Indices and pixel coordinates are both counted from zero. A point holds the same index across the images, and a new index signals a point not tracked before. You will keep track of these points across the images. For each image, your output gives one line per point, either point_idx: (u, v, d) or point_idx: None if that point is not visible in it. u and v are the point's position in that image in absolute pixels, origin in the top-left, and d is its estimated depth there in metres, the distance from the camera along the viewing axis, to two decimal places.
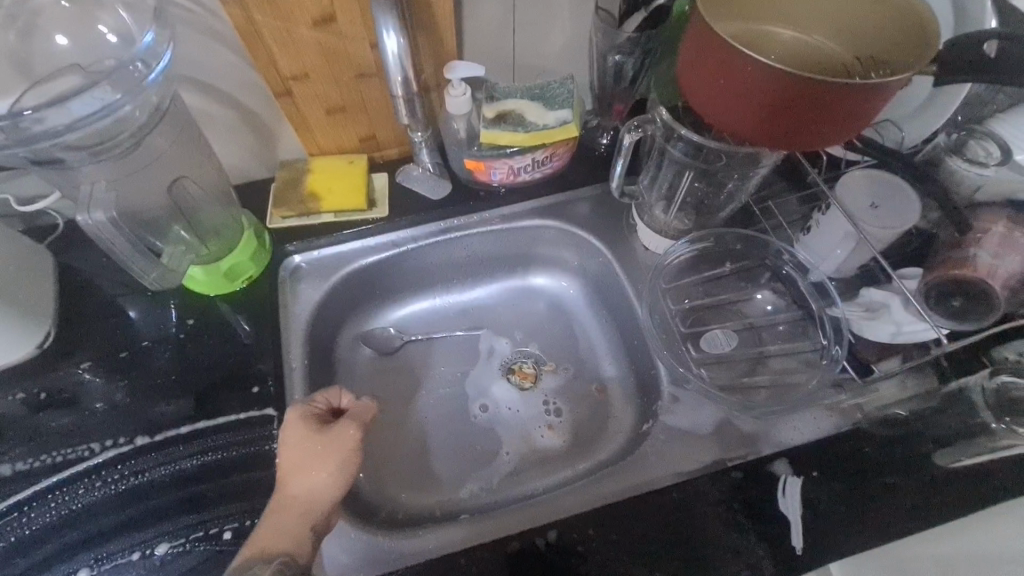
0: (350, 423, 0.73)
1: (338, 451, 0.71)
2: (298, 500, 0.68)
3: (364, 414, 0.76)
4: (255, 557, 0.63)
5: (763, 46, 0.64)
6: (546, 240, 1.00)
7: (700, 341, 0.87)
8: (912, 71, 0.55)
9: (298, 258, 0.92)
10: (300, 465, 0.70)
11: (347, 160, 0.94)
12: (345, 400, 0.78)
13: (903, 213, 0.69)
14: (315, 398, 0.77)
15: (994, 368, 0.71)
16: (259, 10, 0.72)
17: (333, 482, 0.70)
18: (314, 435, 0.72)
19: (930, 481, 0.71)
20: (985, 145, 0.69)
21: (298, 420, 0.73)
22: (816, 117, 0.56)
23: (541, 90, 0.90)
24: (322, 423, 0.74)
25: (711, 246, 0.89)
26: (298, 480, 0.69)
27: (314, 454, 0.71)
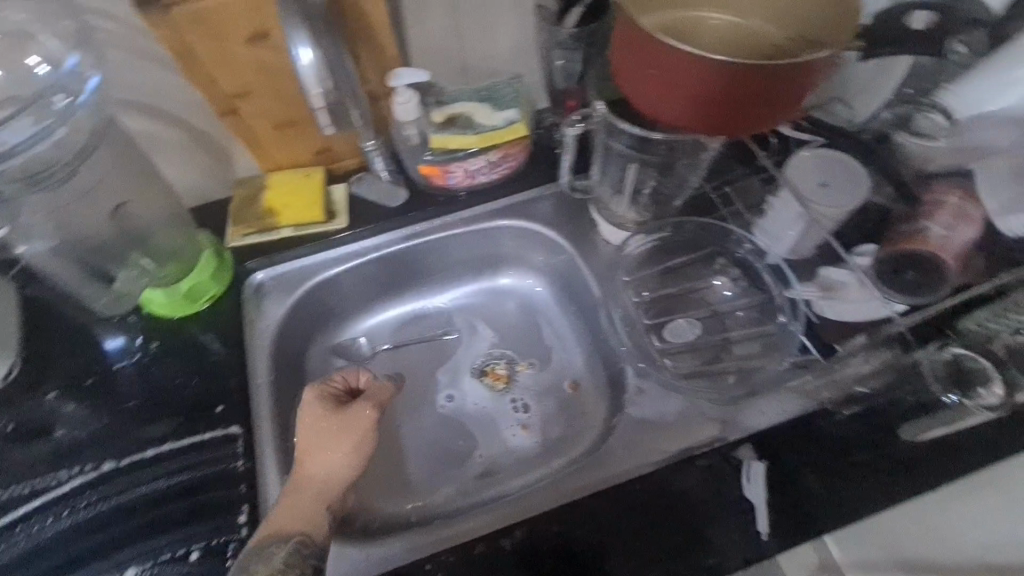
0: (367, 404, 0.70)
1: (356, 433, 0.69)
2: (314, 479, 0.67)
3: (380, 394, 0.73)
4: (272, 537, 0.63)
5: (699, 32, 0.64)
6: (509, 241, 0.96)
7: (664, 331, 0.82)
8: (831, 50, 0.55)
9: (261, 274, 0.88)
10: (315, 447, 0.68)
11: (302, 174, 0.90)
12: (364, 378, 0.75)
13: (856, 186, 0.71)
14: (333, 375, 0.75)
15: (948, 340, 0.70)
16: (189, 30, 0.67)
17: (350, 465, 0.68)
18: (331, 416, 0.70)
19: (888, 458, 0.69)
20: (932, 116, 0.73)
21: (311, 402, 0.71)
22: (746, 102, 0.57)
23: (489, 91, 0.85)
24: (338, 403, 0.72)
25: (669, 237, 0.84)
26: (314, 462, 0.67)
27: (330, 436, 0.69)
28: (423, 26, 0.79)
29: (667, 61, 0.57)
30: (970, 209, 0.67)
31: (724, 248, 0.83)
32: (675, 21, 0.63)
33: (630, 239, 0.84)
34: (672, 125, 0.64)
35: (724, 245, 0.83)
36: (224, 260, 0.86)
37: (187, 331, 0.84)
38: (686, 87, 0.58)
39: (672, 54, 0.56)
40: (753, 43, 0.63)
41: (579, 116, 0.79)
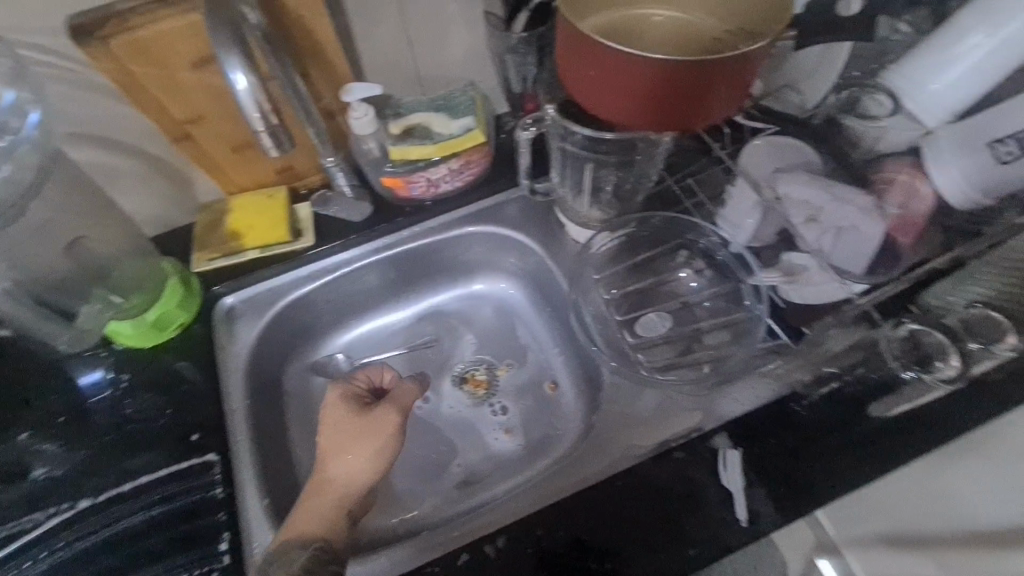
0: (390, 407, 0.73)
1: (379, 434, 0.72)
2: (336, 481, 0.70)
3: (404, 397, 0.76)
4: (293, 540, 0.65)
5: (642, 29, 0.65)
6: (480, 246, 0.96)
7: (636, 326, 0.83)
8: (764, 41, 0.56)
9: (230, 299, 0.87)
10: (339, 448, 0.71)
11: (265, 195, 0.89)
12: (388, 377, 0.79)
13: (809, 170, 0.72)
14: (357, 375, 0.78)
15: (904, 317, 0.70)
16: (132, 60, 0.67)
17: (371, 467, 0.70)
18: (356, 418, 0.72)
19: (861, 437, 0.71)
20: (877, 97, 0.73)
21: (337, 404, 0.74)
22: (687, 96, 0.59)
23: (444, 100, 0.85)
24: (363, 404, 0.75)
25: (635, 231, 0.84)
26: (337, 463, 0.70)
27: (353, 438, 0.71)
28: (374, 38, 0.80)
29: (608, 64, 0.58)
30: (919, 186, 0.68)
31: (689, 240, 0.84)
32: (617, 20, 0.64)
33: (595, 237, 0.85)
34: (625, 125, 0.66)
35: (689, 236, 0.84)
36: (191, 287, 0.85)
37: (157, 361, 0.84)
38: (629, 87, 0.59)
39: (610, 54, 0.57)
40: (695, 36, 0.64)
41: (532, 120, 0.79)
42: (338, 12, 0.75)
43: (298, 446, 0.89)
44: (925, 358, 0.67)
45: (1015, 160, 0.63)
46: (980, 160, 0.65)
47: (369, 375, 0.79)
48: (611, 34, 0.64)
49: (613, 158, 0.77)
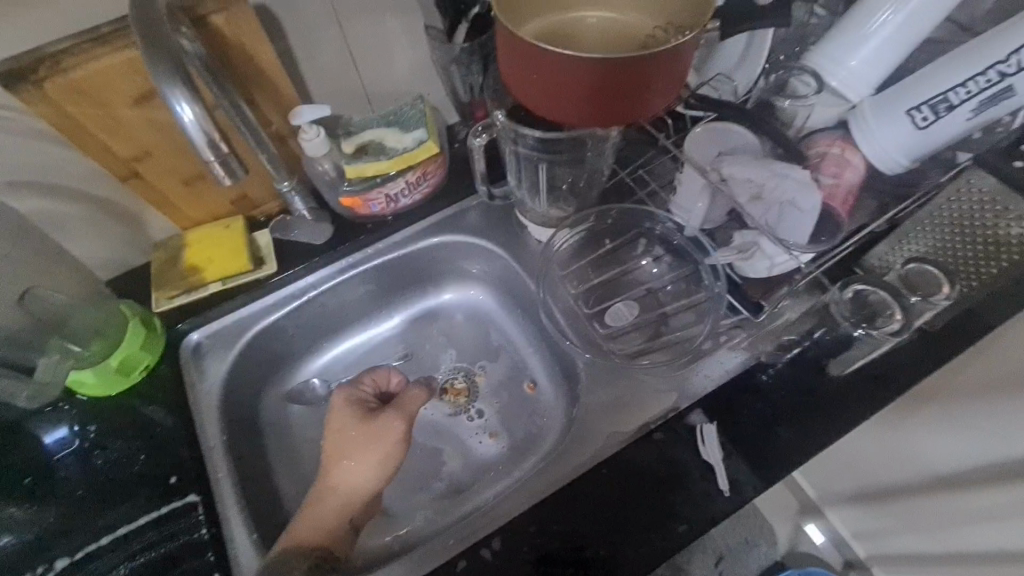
0: (396, 415, 0.77)
1: (384, 441, 0.76)
2: (339, 489, 0.74)
3: (409, 404, 0.80)
4: (294, 546, 0.69)
5: (579, 31, 0.68)
6: (445, 256, 0.97)
7: (605, 317, 0.85)
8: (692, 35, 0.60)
9: (196, 335, 0.86)
10: (342, 454, 0.75)
11: (222, 225, 0.88)
12: (395, 379, 0.86)
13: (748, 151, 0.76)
14: (363, 379, 0.84)
15: (847, 279, 0.72)
16: (70, 100, 0.65)
17: (374, 474, 0.75)
18: (362, 424, 0.77)
19: (823, 395, 0.76)
20: (803, 77, 0.77)
21: (342, 412, 0.79)
22: (627, 93, 0.62)
23: (395, 116, 0.85)
24: (368, 409, 0.80)
25: (593, 226, 0.88)
26: (341, 470, 0.75)
27: (358, 445, 0.76)
28: (317, 60, 0.80)
29: (552, 70, 0.61)
30: (850, 156, 0.73)
31: (645, 230, 0.88)
32: (553, 24, 0.68)
33: (555, 236, 0.87)
34: (574, 125, 0.68)
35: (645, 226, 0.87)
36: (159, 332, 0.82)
37: (125, 407, 0.81)
38: (573, 90, 0.62)
39: (551, 59, 0.60)
40: (630, 32, 0.67)
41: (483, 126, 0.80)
42: (279, 37, 0.75)
43: (282, 476, 0.88)
44: (871, 315, 0.71)
45: (932, 122, 0.68)
46: (900, 125, 0.70)
47: (374, 381, 0.84)
48: (548, 38, 0.67)
49: (563, 156, 0.79)
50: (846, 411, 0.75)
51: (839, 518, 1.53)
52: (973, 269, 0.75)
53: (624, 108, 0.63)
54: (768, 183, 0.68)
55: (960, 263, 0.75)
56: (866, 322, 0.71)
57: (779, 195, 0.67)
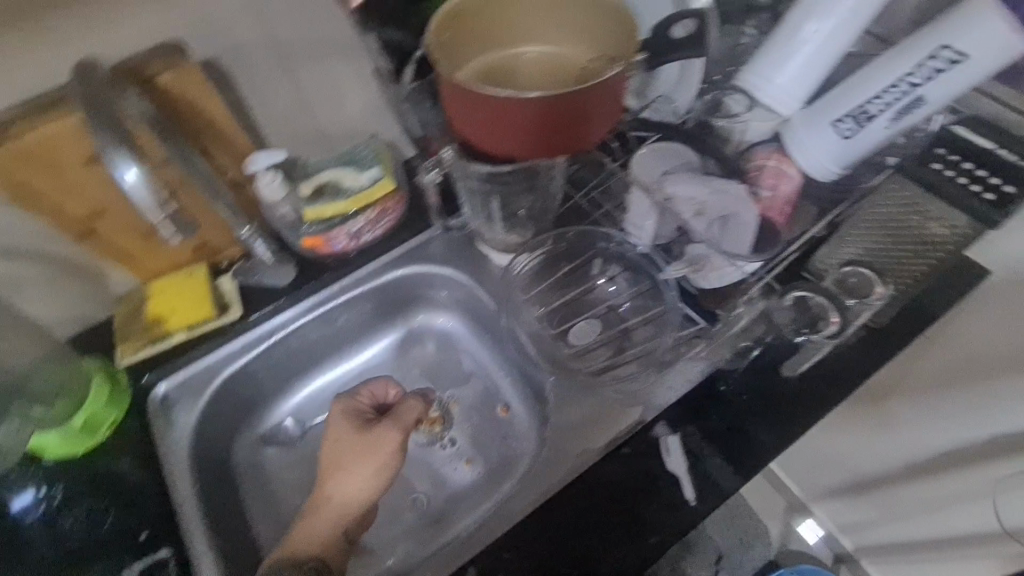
0: (393, 426, 0.77)
1: (381, 452, 0.76)
2: (334, 502, 0.75)
3: (406, 414, 0.79)
4: (288, 558, 0.71)
5: (515, 67, 0.73)
6: (412, 286, 0.98)
7: (569, 336, 0.87)
8: (621, 69, 0.64)
9: (163, 387, 0.85)
10: (338, 465, 0.76)
11: (184, 275, 0.89)
12: (394, 392, 0.85)
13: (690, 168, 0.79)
14: (361, 390, 0.83)
15: (790, 285, 0.76)
16: (20, 167, 0.67)
17: (368, 485, 0.75)
18: (359, 436, 0.77)
19: (778, 395, 0.80)
20: (735, 96, 0.81)
21: (341, 424, 0.79)
22: (566, 127, 0.66)
23: (348, 156, 0.88)
24: (365, 420, 0.80)
25: (555, 248, 0.90)
26: (336, 481, 0.75)
27: (355, 456, 0.76)
28: (269, 106, 0.82)
29: (493, 106, 0.64)
30: (785, 167, 0.77)
31: (604, 249, 0.89)
32: (490, 62, 0.72)
33: (515, 260, 0.90)
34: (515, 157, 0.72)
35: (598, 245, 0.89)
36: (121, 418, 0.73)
37: (92, 464, 0.80)
38: (515, 123, 0.65)
39: (495, 99, 0.63)
40: (566, 64, 0.71)
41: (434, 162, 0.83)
42: (227, 87, 0.77)
43: (258, 520, 0.88)
44: (813, 319, 0.76)
45: (855, 134, 0.72)
46: (825, 139, 0.74)
47: (373, 393, 0.83)
48: (487, 76, 0.71)
49: (510, 188, 0.81)
50: (792, 407, 0.81)
51: (825, 513, 1.53)
52: (902, 270, 0.79)
53: (563, 140, 0.67)
54: (707, 198, 0.74)
55: (891, 265, 0.79)
56: (806, 329, 0.76)
57: (720, 209, 0.74)
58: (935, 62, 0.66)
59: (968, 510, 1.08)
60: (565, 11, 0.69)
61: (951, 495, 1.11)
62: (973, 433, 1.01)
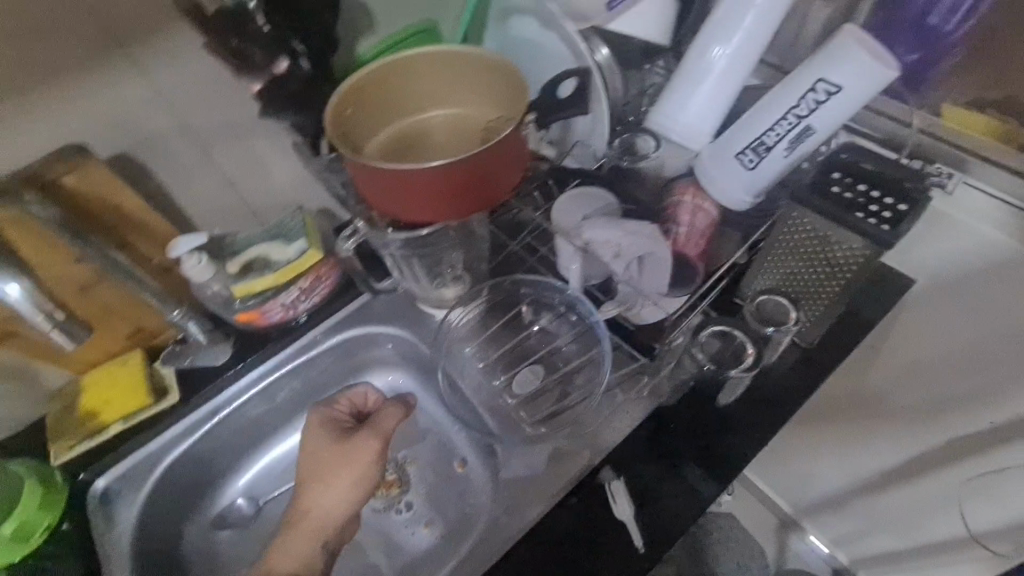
0: (373, 433, 0.80)
1: (361, 460, 0.78)
2: (314, 515, 0.76)
3: (385, 422, 0.82)
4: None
5: (423, 130, 0.75)
6: (357, 349, 0.96)
7: (513, 387, 0.87)
8: (514, 125, 0.67)
9: (101, 483, 0.83)
10: (317, 477, 0.78)
11: (118, 364, 0.88)
12: (372, 398, 0.89)
13: (598, 217, 0.80)
14: (340, 399, 0.88)
15: (705, 321, 0.77)
16: None
17: (348, 496, 0.77)
18: (338, 445, 0.80)
19: (723, 423, 0.81)
20: (645, 137, 0.84)
21: (317, 435, 0.82)
22: (473, 193, 0.68)
23: (277, 229, 0.88)
24: (343, 430, 0.83)
25: (493, 297, 0.90)
26: (314, 494, 0.77)
27: (334, 466, 0.78)
28: (190, 189, 0.83)
29: (397, 176, 0.65)
30: (701, 202, 0.79)
31: (543, 296, 0.89)
32: (399, 130, 0.75)
33: (452, 313, 0.90)
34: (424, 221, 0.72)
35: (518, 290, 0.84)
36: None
37: None
38: (422, 191, 0.66)
39: (405, 171, 0.64)
40: (474, 124, 0.74)
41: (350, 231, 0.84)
42: (145, 178, 0.79)
43: None
44: (737, 352, 0.75)
45: (757, 164, 0.75)
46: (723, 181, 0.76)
47: (351, 403, 0.88)
48: (397, 143, 0.74)
49: (431, 246, 0.82)
50: (741, 435, 0.81)
51: (816, 529, 1.50)
52: (816, 296, 0.79)
53: (472, 204, 0.69)
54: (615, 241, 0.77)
55: (804, 292, 0.79)
56: (737, 363, 0.75)
57: (635, 251, 0.76)
58: (815, 94, 0.69)
59: (942, 509, 1.08)
60: (463, 76, 0.73)
61: (919, 499, 1.11)
62: (928, 436, 1.02)
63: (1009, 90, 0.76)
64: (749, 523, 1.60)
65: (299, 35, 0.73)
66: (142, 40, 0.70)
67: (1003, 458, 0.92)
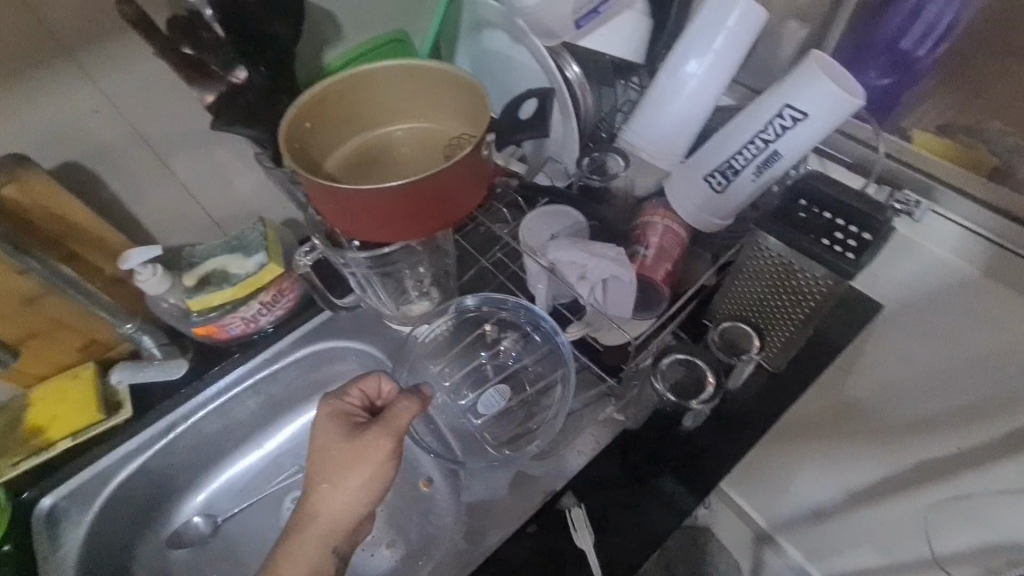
0: (383, 432, 0.68)
1: (371, 459, 0.68)
2: (322, 519, 0.68)
3: (397, 418, 0.69)
4: None
5: (389, 143, 0.76)
6: (321, 362, 0.95)
7: (478, 407, 0.84)
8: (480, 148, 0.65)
9: (48, 501, 0.81)
10: (327, 476, 0.68)
11: (69, 376, 0.86)
12: (388, 388, 0.75)
13: (560, 245, 0.76)
14: (351, 389, 0.74)
15: (668, 346, 0.78)
16: None
17: (359, 500, 0.68)
18: (348, 442, 0.69)
19: (691, 450, 0.81)
20: (616, 158, 0.84)
21: (327, 430, 0.70)
22: (433, 214, 0.66)
23: (237, 240, 0.89)
24: (355, 425, 0.71)
25: (456, 318, 0.87)
26: (321, 496, 0.68)
27: (344, 465, 0.68)
28: (144, 196, 0.85)
29: (358, 198, 0.63)
30: (671, 223, 0.78)
31: (511, 314, 0.85)
32: (365, 143, 0.76)
33: (418, 330, 0.88)
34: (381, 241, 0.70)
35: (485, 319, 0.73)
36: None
37: None
38: (382, 211, 0.64)
39: (367, 193, 0.62)
40: (440, 137, 0.75)
41: (308, 248, 0.82)
42: (98, 185, 0.81)
43: None
44: (696, 380, 0.77)
45: (727, 185, 0.75)
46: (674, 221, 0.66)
47: (366, 389, 0.75)
48: (362, 157, 0.75)
49: (393, 265, 0.81)
50: (707, 461, 0.81)
51: (791, 545, 1.42)
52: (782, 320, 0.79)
53: (431, 225, 0.68)
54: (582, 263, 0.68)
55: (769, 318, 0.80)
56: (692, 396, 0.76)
57: (599, 273, 0.73)
58: (782, 120, 0.68)
59: (912, 535, 1.07)
60: (427, 88, 0.73)
61: (887, 522, 1.11)
62: (903, 458, 1.01)
63: (978, 117, 0.75)
64: (731, 544, 1.57)
65: (253, 48, 0.74)
66: (90, 51, 0.71)
67: (969, 483, 0.91)
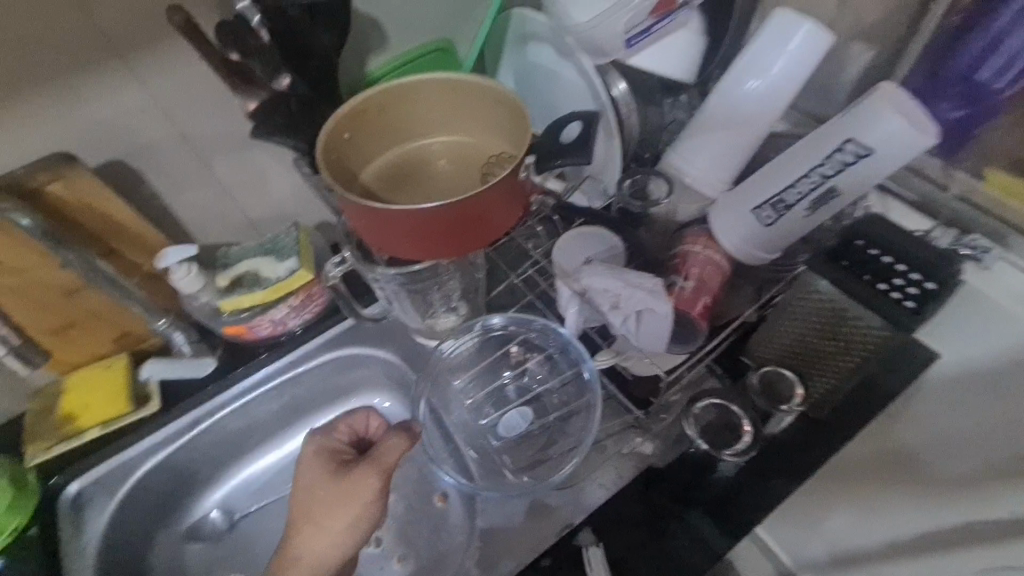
0: (370, 472, 0.75)
1: (357, 499, 0.74)
2: (305, 559, 0.73)
3: (385, 457, 0.76)
4: None
5: (427, 156, 0.83)
6: (346, 367, 1.02)
7: (499, 428, 0.86)
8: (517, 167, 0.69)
9: (76, 487, 0.89)
10: (315, 517, 0.74)
11: (105, 366, 0.97)
12: (374, 422, 0.84)
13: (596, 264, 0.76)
14: (339, 425, 0.83)
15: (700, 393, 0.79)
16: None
17: (343, 539, 0.74)
18: (336, 484, 0.75)
19: (716, 495, 0.82)
20: (659, 183, 0.84)
21: (315, 470, 0.78)
22: (464, 233, 0.69)
23: (270, 245, 0.97)
24: (343, 462, 0.79)
25: (483, 338, 0.90)
26: (307, 535, 0.74)
27: (332, 506, 0.74)
28: (182, 200, 0.96)
29: (388, 217, 0.67)
30: (713, 252, 0.75)
31: (540, 334, 0.87)
32: (403, 155, 0.83)
33: (443, 343, 0.90)
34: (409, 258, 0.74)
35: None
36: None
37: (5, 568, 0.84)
38: (414, 230, 0.67)
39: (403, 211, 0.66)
40: (477, 155, 0.82)
41: (339, 259, 0.90)
42: (140, 184, 0.92)
43: None
44: (731, 424, 0.77)
45: (775, 221, 0.73)
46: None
47: (352, 426, 0.83)
48: (400, 168, 0.82)
49: (422, 284, 0.86)
50: (735, 506, 0.81)
51: None
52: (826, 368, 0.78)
53: (461, 244, 0.71)
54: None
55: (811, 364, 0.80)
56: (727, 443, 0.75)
57: (632, 305, 0.72)
58: (843, 155, 0.67)
59: None
60: (463, 99, 0.79)
61: None
62: None
63: None
64: None
65: (298, 56, 0.82)
66: (140, 59, 0.81)
67: None
